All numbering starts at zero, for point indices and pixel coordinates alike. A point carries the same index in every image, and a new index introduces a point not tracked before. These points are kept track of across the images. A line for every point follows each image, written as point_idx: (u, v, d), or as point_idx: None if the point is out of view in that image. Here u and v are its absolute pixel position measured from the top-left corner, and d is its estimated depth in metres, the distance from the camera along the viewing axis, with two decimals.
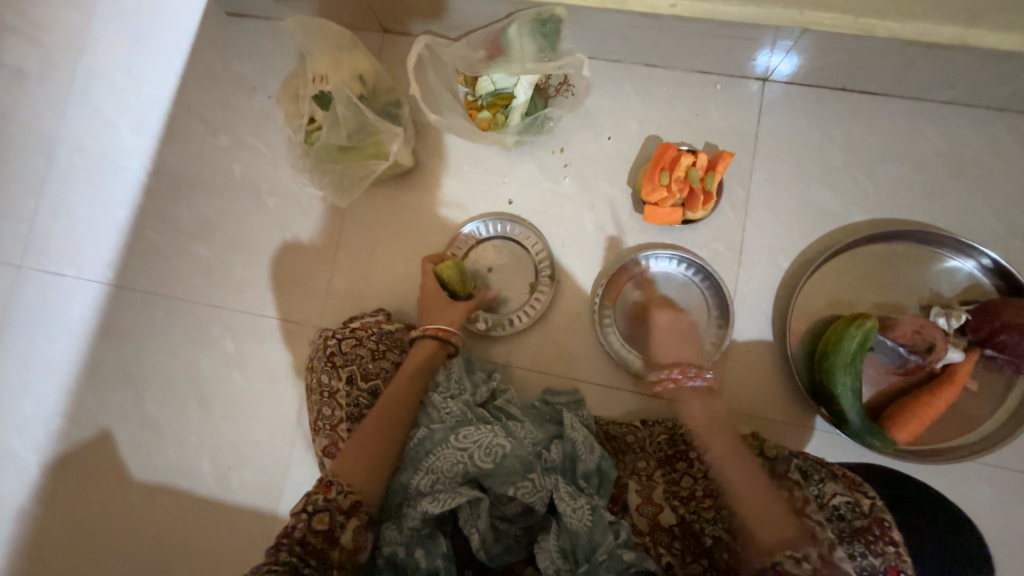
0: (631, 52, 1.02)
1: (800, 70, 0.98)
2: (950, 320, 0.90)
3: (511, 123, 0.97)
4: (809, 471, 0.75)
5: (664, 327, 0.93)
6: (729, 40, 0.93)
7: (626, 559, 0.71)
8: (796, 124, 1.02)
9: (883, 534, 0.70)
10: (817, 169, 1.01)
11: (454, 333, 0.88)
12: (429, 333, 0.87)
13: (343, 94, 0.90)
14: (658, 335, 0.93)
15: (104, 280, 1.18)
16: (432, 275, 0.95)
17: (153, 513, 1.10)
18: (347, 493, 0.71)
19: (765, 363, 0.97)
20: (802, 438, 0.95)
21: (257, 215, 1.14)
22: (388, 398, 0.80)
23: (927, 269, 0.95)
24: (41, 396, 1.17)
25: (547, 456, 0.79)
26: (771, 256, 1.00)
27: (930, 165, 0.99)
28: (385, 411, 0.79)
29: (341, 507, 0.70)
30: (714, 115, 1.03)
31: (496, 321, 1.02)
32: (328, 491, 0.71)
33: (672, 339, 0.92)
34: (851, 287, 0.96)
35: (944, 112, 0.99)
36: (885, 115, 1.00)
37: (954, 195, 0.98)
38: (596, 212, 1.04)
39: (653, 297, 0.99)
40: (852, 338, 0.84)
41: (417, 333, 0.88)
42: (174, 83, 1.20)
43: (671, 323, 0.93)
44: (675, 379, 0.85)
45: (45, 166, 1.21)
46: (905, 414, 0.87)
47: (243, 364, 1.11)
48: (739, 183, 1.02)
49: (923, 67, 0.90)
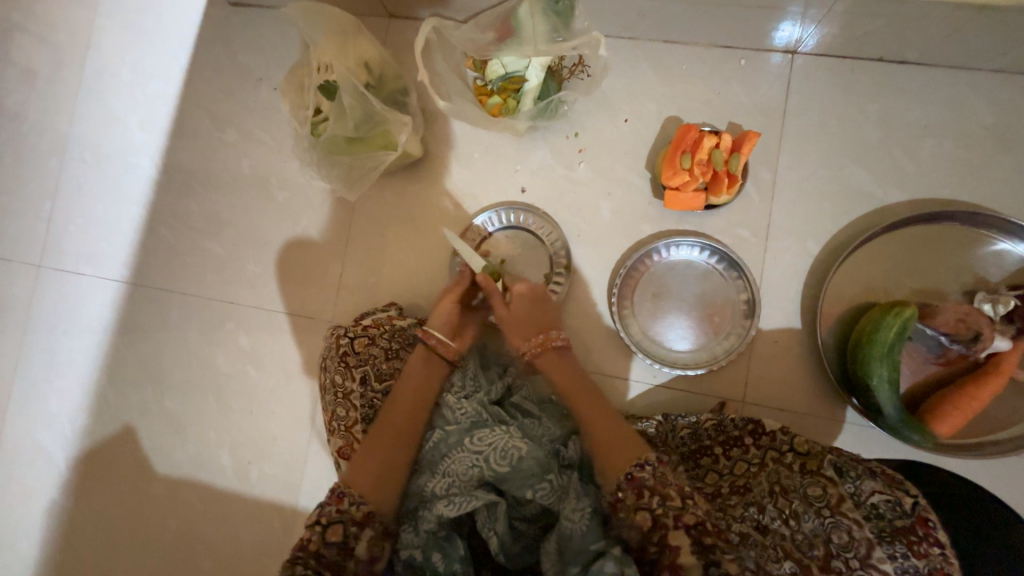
0: (650, 28, 0.97)
1: (830, 41, 0.92)
2: (996, 307, 0.85)
3: (523, 108, 0.93)
4: (844, 467, 0.71)
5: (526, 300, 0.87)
6: (756, 11, 0.87)
7: (594, 549, 0.66)
8: (827, 99, 0.96)
9: (928, 536, 0.63)
10: (849, 147, 0.95)
11: (448, 345, 0.83)
12: (426, 338, 0.83)
13: (349, 82, 0.87)
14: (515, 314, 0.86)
15: (119, 277, 1.18)
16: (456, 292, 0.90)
17: (177, 506, 1.12)
18: (360, 503, 0.69)
19: (792, 354, 0.93)
20: (832, 431, 0.91)
21: (266, 210, 1.13)
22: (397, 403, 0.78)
23: (973, 252, 0.89)
24: (65, 392, 1.18)
25: (564, 453, 0.79)
26: (800, 241, 0.94)
27: (975, 140, 0.92)
28: (389, 416, 0.78)
29: (354, 518, 0.68)
30: (737, 93, 0.97)
31: None
32: (340, 502, 0.69)
33: (526, 312, 0.86)
34: (888, 272, 0.90)
35: (992, 82, 0.92)
36: (925, 87, 0.93)
37: (1003, 172, 0.91)
38: (613, 198, 1.00)
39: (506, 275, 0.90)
40: (890, 328, 0.79)
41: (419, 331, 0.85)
42: (181, 77, 1.19)
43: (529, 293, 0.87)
44: (541, 344, 0.82)
45: (58, 165, 1.21)
46: (945, 407, 0.82)
47: (258, 359, 1.11)
48: (765, 164, 0.96)
49: (972, 33, 0.82)
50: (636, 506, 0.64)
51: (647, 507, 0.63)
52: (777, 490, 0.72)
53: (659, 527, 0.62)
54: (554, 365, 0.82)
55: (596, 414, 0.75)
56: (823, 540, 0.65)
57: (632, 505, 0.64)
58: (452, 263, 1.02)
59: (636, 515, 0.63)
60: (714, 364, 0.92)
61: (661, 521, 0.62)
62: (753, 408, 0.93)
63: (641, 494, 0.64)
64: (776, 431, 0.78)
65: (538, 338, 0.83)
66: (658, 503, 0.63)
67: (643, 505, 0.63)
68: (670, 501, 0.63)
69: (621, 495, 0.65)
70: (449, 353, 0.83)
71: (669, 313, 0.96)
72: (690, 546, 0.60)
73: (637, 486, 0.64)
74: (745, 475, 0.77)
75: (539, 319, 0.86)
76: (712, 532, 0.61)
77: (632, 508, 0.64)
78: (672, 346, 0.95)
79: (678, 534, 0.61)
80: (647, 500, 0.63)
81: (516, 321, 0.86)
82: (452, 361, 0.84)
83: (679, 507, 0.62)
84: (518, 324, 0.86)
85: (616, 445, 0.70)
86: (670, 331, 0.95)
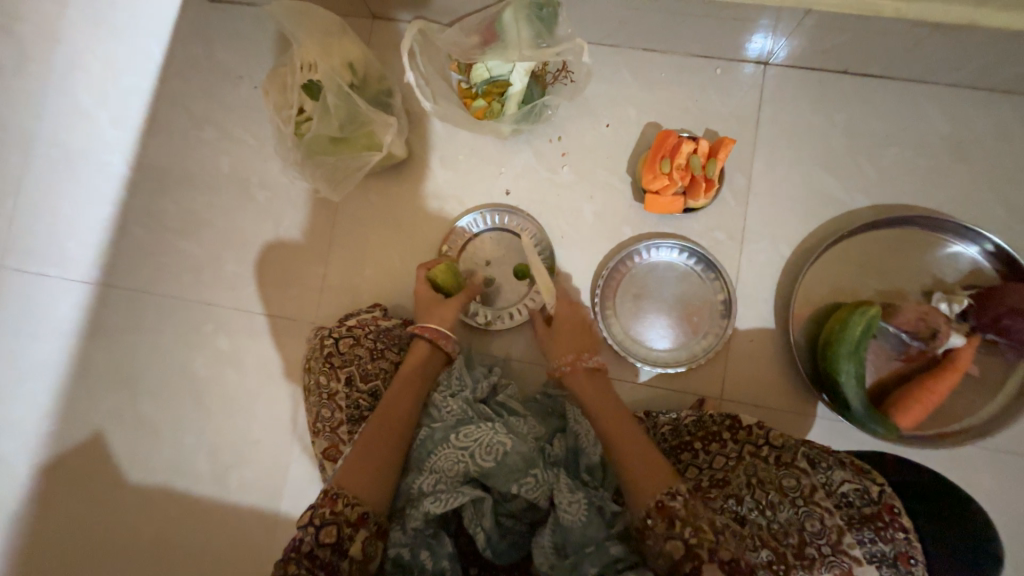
0: (630, 36, 0.99)
1: (800, 53, 0.96)
2: (952, 305, 0.89)
3: (507, 112, 0.94)
4: (816, 458, 0.74)
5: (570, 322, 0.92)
6: (731, 22, 0.90)
7: (615, 553, 0.69)
8: (797, 109, 1.00)
9: (893, 521, 0.67)
10: (818, 155, 1.00)
11: (447, 340, 0.88)
12: (424, 334, 0.87)
13: (334, 82, 0.88)
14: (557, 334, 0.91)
15: (89, 279, 1.14)
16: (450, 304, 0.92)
17: (152, 515, 1.08)
18: (355, 505, 0.70)
19: (767, 351, 0.97)
20: (805, 425, 0.95)
21: (246, 210, 1.11)
22: (391, 400, 0.79)
23: (930, 255, 0.94)
24: (28, 399, 1.13)
25: (550, 450, 0.80)
26: (773, 244, 0.99)
27: (932, 149, 0.98)
28: (385, 416, 0.78)
29: (349, 520, 0.68)
30: (713, 100, 1.01)
31: (495, 315, 1.00)
32: (334, 504, 0.69)
33: (568, 334, 0.91)
34: (854, 274, 0.95)
35: (947, 95, 0.98)
36: (886, 99, 0.99)
37: (957, 180, 0.97)
38: (595, 201, 1.02)
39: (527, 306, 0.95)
40: (857, 325, 0.83)
41: (414, 330, 0.88)
42: (155, 73, 1.16)
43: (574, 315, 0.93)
44: (570, 364, 0.86)
45: (22, 162, 1.16)
46: (909, 401, 0.86)
47: (237, 362, 1.09)
48: (740, 170, 1.00)
49: (929, 49, 0.88)
50: (667, 535, 0.64)
51: (679, 536, 0.64)
52: (755, 482, 0.74)
53: (690, 558, 0.63)
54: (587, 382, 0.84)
55: (623, 438, 0.75)
56: (797, 528, 0.69)
57: (661, 534, 0.65)
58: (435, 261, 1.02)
59: (667, 543, 0.64)
60: (693, 362, 0.95)
61: (692, 550, 0.63)
62: (731, 405, 0.96)
63: (673, 524, 0.65)
64: (752, 426, 0.81)
65: (571, 358, 0.87)
66: (690, 533, 0.64)
67: (675, 535, 0.64)
68: (703, 532, 0.64)
69: (651, 523, 0.66)
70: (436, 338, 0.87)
71: (649, 312, 0.99)
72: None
73: (668, 516, 0.65)
74: (724, 469, 0.78)
75: (575, 341, 0.89)
76: (743, 568, 0.61)
77: (662, 536, 0.65)
78: (653, 346, 0.98)
79: (710, 567, 0.61)
80: (679, 530, 0.64)
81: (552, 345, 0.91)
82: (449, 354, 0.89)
83: (712, 540, 0.63)
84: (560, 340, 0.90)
85: (647, 469, 0.70)
86: (651, 330, 0.98)
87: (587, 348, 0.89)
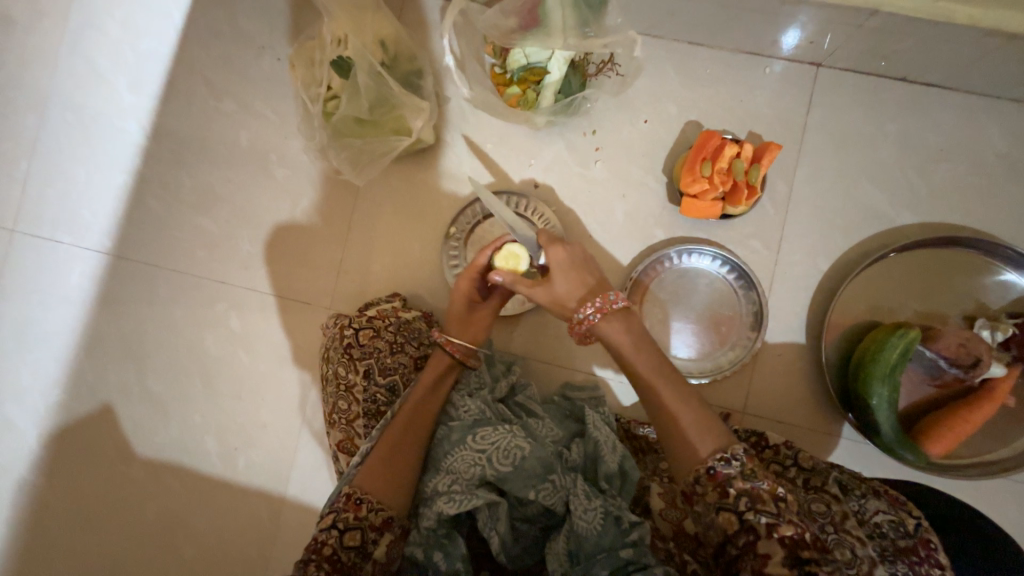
0: (678, 27, 0.94)
1: (855, 56, 0.91)
2: (994, 333, 0.87)
3: (543, 102, 0.90)
4: (849, 485, 0.74)
5: (566, 266, 0.76)
6: (789, 20, 0.85)
7: (624, 557, 0.67)
8: (848, 115, 0.95)
9: (928, 557, 0.66)
10: (865, 166, 0.95)
11: (472, 356, 0.84)
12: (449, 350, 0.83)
13: (366, 60, 0.83)
14: (554, 274, 0.75)
15: (101, 248, 1.12)
16: (483, 318, 0.86)
17: (158, 490, 1.08)
18: (379, 510, 0.70)
19: (795, 367, 0.94)
20: (828, 446, 0.93)
21: (264, 187, 1.08)
22: (419, 403, 0.78)
23: (978, 279, 0.90)
24: (38, 366, 1.12)
25: (568, 456, 0.78)
26: (811, 257, 0.95)
27: (987, 166, 0.93)
28: (412, 420, 0.77)
29: (373, 524, 0.69)
30: (760, 101, 0.96)
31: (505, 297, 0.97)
32: (358, 509, 0.69)
33: (563, 276, 0.75)
34: (893, 293, 0.91)
35: (1009, 112, 0.93)
36: (943, 111, 0.94)
37: (1011, 201, 0.93)
38: (627, 200, 0.98)
39: (506, 277, 0.77)
40: (893, 348, 0.80)
41: (439, 340, 0.83)
42: (174, 38, 1.11)
43: (568, 257, 0.76)
44: (597, 310, 0.71)
45: (36, 123, 1.13)
46: (940, 429, 0.84)
47: (250, 343, 1.07)
48: (782, 177, 0.96)
49: (998, 60, 0.83)
50: (719, 506, 0.59)
51: (732, 508, 0.58)
52: None
53: (745, 532, 0.57)
54: (610, 329, 0.71)
55: (670, 403, 0.65)
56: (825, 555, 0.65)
57: (713, 505, 0.59)
58: (444, 248, 1.00)
59: (719, 516, 0.59)
60: (718, 374, 0.92)
61: (748, 523, 0.57)
62: (753, 419, 0.94)
63: (726, 494, 0.59)
64: (778, 445, 0.79)
65: (594, 303, 0.71)
66: (745, 504, 0.58)
67: (727, 505, 0.58)
68: (761, 504, 0.58)
69: (700, 490, 0.60)
70: (457, 354, 0.83)
71: (675, 320, 0.96)
72: (782, 558, 0.56)
73: (720, 484, 0.59)
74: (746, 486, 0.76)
75: (582, 279, 0.75)
76: (809, 543, 0.56)
77: (713, 507, 0.59)
78: (675, 353, 0.95)
79: (768, 542, 0.56)
80: (732, 500, 0.58)
81: (563, 288, 0.75)
82: (464, 362, 0.84)
83: (772, 515, 0.57)
84: (566, 284, 0.75)
85: (690, 432, 0.63)
86: (675, 338, 0.95)
87: (601, 286, 0.75)
